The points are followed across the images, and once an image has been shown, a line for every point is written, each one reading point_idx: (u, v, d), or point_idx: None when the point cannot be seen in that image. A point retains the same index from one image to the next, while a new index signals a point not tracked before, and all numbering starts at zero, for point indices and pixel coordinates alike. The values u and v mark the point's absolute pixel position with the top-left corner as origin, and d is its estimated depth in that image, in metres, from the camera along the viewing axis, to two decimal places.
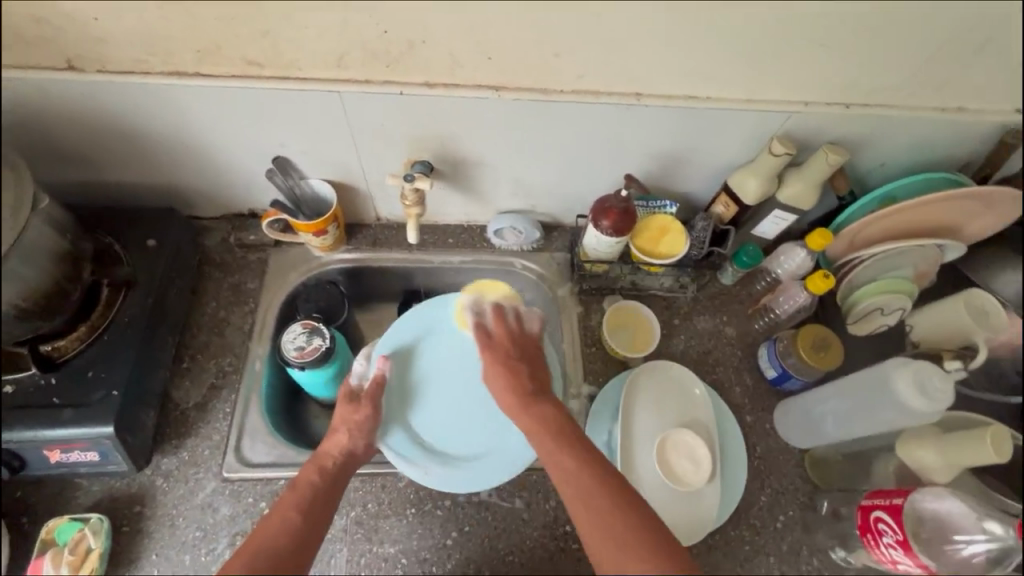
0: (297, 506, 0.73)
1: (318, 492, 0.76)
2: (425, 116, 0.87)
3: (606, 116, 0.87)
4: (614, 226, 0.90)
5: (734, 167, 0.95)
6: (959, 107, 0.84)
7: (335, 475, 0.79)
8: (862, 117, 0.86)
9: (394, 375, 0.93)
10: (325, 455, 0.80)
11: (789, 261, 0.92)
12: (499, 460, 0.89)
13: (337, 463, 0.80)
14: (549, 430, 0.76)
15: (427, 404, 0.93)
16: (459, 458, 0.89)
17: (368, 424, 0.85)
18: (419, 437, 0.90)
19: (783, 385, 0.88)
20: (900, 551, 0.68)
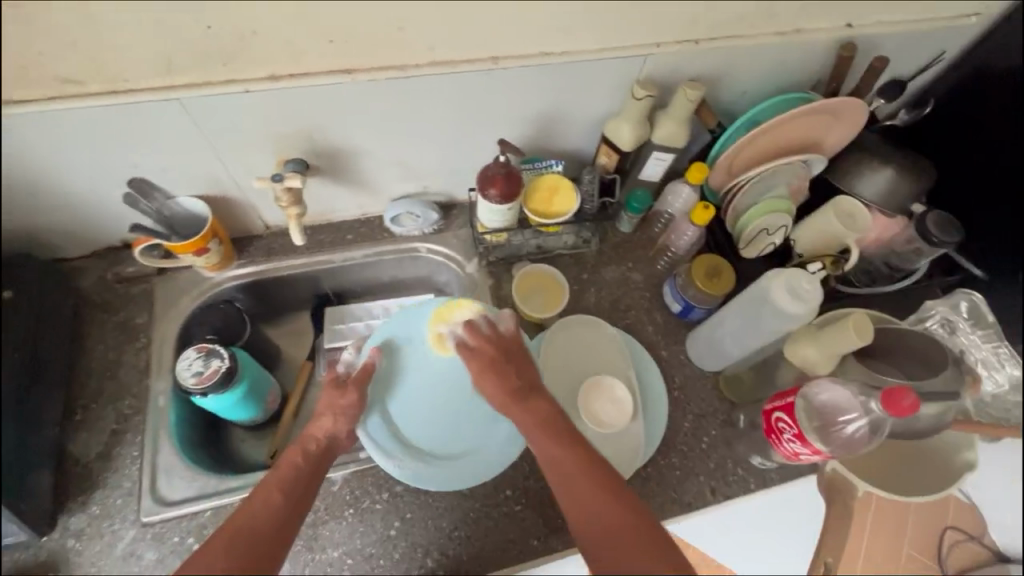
0: (281, 488, 0.67)
1: (301, 478, 0.70)
2: (278, 109, 0.77)
3: (472, 84, 0.82)
4: (502, 193, 0.89)
5: (609, 117, 0.96)
6: (796, 30, 0.90)
7: (319, 460, 0.73)
8: (716, 62, 0.90)
9: (388, 360, 0.83)
10: (307, 440, 0.73)
11: (677, 199, 1.03)
12: (479, 459, 0.81)
13: (322, 445, 0.74)
14: (540, 440, 0.71)
15: (422, 396, 0.83)
16: (440, 455, 0.81)
17: (356, 412, 0.76)
18: (399, 428, 0.81)
19: (688, 315, 1.01)
20: (799, 444, 0.75)
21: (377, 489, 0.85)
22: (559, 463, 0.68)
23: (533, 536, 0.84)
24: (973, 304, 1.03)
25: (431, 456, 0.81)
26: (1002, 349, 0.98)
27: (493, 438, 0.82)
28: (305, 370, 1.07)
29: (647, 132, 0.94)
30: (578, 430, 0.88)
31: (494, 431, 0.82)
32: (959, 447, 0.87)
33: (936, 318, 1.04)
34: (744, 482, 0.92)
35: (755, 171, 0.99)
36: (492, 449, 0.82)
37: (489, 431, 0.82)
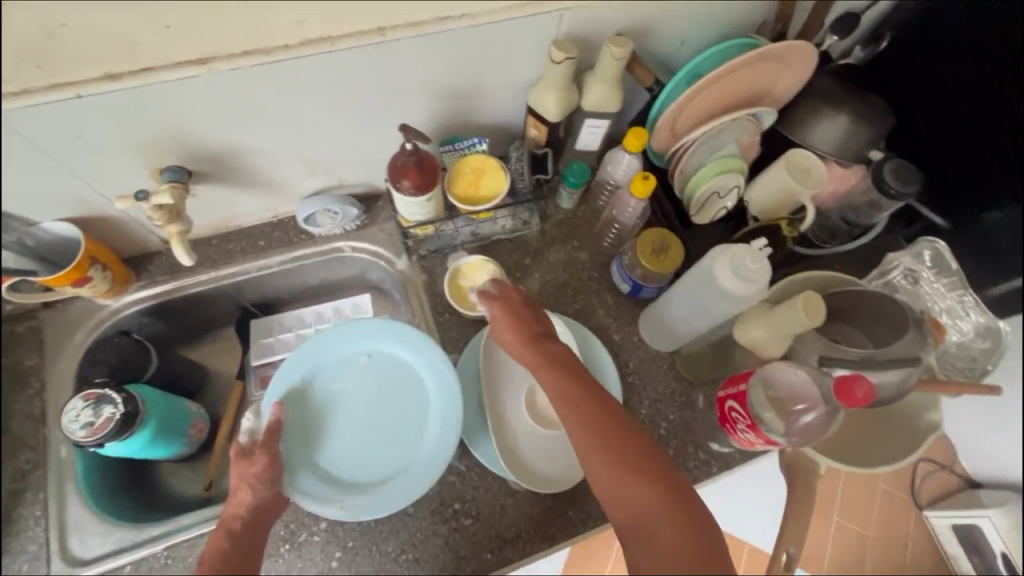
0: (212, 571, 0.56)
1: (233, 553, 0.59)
2: (128, 113, 0.65)
3: (361, 61, 0.70)
4: (416, 184, 0.78)
5: (532, 84, 0.85)
6: None
7: (251, 531, 0.63)
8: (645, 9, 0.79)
9: (291, 414, 0.79)
10: (230, 518, 0.64)
11: (618, 167, 0.93)
12: (415, 472, 0.77)
13: (250, 516, 0.64)
14: (549, 374, 0.63)
15: (337, 436, 0.80)
16: (374, 483, 0.77)
17: (274, 470, 0.68)
18: (329, 473, 0.77)
19: (639, 295, 0.93)
20: (751, 434, 0.70)
21: (312, 519, 0.79)
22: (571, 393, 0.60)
23: (486, 549, 0.79)
24: (937, 252, 0.97)
25: (367, 485, 0.77)
26: (965, 296, 0.96)
27: (422, 445, 0.79)
28: (234, 391, 0.98)
29: (575, 98, 0.84)
30: (523, 433, 0.81)
31: (422, 439, 0.80)
32: (922, 409, 0.83)
33: (899, 270, 0.98)
34: (706, 466, 0.87)
35: (699, 131, 0.90)
36: (426, 459, 0.77)
37: (416, 441, 0.80)
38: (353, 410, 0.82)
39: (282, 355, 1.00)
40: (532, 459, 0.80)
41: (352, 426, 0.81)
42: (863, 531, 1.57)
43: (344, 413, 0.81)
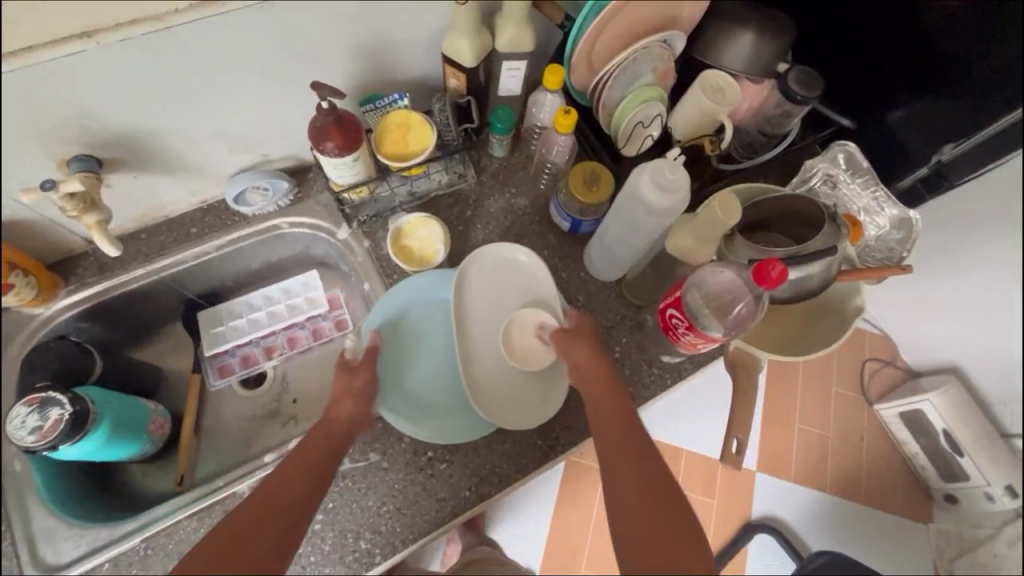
0: (284, 472, 0.62)
1: (309, 456, 0.64)
2: (17, 100, 0.62)
3: (259, 20, 0.68)
4: (340, 143, 0.78)
5: (444, 33, 0.85)
6: None
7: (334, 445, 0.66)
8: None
9: (389, 339, 0.88)
10: (330, 423, 0.68)
11: (543, 108, 0.95)
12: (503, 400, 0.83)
13: (335, 419, 0.69)
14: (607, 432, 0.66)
15: (428, 367, 0.88)
16: (456, 411, 0.85)
17: (372, 392, 0.72)
18: (416, 398, 0.85)
19: (579, 230, 0.96)
20: (692, 334, 0.75)
21: None
22: (618, 422, 0.67)
23: (464, 488, 0.82)
24: (849, 155, 1.03)
25: (452, 412, 0.85)
26: (878, 192, 1.03)
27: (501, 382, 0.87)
28: (191, 384, 0.97)
29: (487, 40, 0.84)
30: (485, 370, 0.84)
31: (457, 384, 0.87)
32: (849, 295, 0.90)
33: (818, 175, 1.04)
34: (661, 379, 0.92)
35: (615, 62, 0.92)
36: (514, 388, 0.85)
37: None
38: (441, 343, 0.90)
39: (235, 342, 0.98)
40: (495, 393, 0.83)
41: (439, 360, 0.89)
42: (824, 433, 1.68)
43: (434, 345, 0.89)
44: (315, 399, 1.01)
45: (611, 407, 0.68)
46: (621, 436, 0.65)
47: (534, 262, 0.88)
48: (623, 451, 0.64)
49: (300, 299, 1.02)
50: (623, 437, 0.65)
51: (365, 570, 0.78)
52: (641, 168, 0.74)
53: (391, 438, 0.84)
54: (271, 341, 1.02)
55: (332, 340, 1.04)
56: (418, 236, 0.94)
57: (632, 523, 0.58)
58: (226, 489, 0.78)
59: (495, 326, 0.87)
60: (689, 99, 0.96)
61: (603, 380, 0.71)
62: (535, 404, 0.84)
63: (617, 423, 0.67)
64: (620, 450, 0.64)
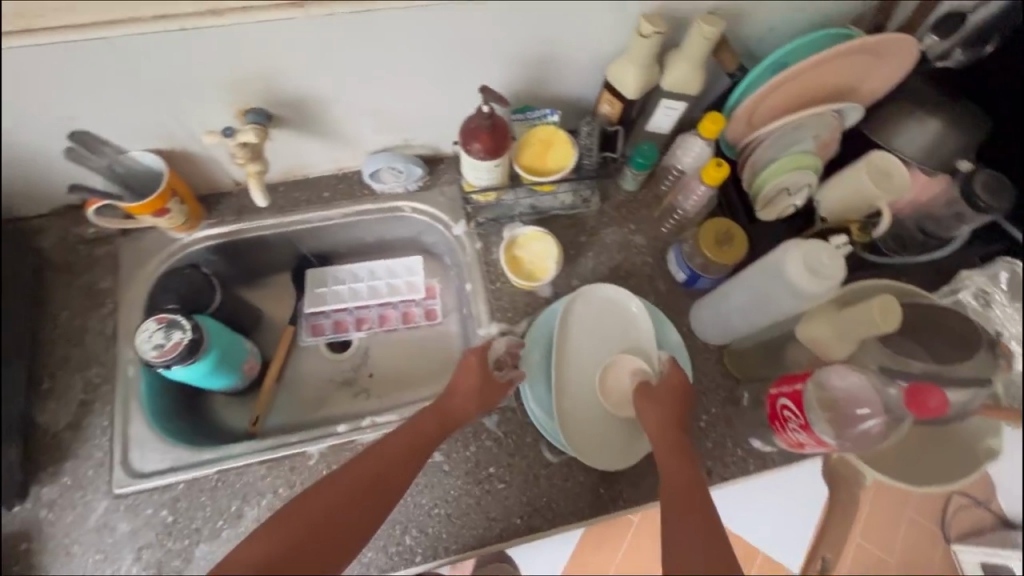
0: (399, 450, 0.69)
1: (422, 441, 0.71)
2: (222, 50, 0.66)
3: (448, 18, 0.70)
4: (487, 148, 0.79)
5: (612, 59, 0.84)
6: None
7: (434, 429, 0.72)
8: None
9: (541, 361, 0.86)
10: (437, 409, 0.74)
11: (687, 153, 0.90)
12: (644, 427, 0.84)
13: (449, 412, 0.74)
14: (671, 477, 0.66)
15: None
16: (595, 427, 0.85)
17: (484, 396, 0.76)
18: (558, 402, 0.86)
19: (694, 285, 0.92)
20: (804, 433, 0.69)
21: None
22: (675, 484, 0.65)
23: (516, 515, 0.81)
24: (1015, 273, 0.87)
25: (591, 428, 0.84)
26: None
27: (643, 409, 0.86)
28: (285, 335, 1.01)
29: (654, 76, 0.82)
30: (578, 406, 0.83)
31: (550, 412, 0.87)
32: (982, 433, 0.80)
33: (971, 289, 0.90)
34: (743, 463, 0.86)
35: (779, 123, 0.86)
36: None
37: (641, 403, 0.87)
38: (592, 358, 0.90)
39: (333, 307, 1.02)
40: (585, 430, 0.83)
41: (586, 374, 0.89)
42: (887, 557, 1.50)
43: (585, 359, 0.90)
44: (389, 380, 1.03)
45: (669, 469, 0.67)
46: (677, 497, 0.63)
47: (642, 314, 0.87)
48: (677, 512, 0.61)
49: (402, 280, 1.06)
50: (676, 500, 0.63)
51: (404, 564, 0.78)
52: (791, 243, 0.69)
53: (458, 443, 0.84)
54: (364, 313, 1.05)
55: (419, 327, 1.06)
56: (530, 249, 0.93)
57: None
58: (298, 446, 0.81)
59: (589, 365, 0.86)
60: (846, 177, 0.90)
61: (665, 439, 0.71)
62: (623, 447, 0.83)
63: (674, 484, 0.65)
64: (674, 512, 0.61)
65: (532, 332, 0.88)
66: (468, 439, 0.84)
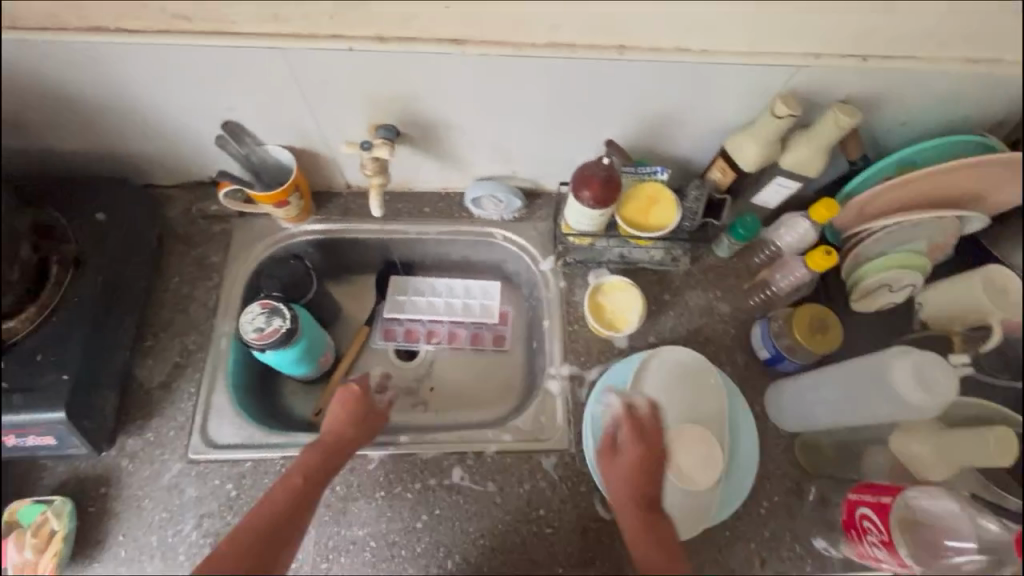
0: (303, 473, 0.71)
1: (325, 459, 0.73)
2: (376, 72, 0.71)
3: (587, 73, 0.73)
4: (596, 197, 0.81)
5: (734, 130, 0.84)
6: None
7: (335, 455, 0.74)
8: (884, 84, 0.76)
9: None
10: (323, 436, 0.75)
11: (789, 233, 0.90)
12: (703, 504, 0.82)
13: (333, 444, 0.74)
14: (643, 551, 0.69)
15: None
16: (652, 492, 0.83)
17: (364, 426, 0.76)
18: None
19: (776, 365, 0.90)
20: (884, 551, 0.67)
21: (410, 478, 0.83)
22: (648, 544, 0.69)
23: (559, 564, 0.80)
24: None
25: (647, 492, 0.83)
26: None
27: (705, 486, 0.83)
28: (360, 334, 1.05)
29: (775, 154, 0.81)
30: None
31: None
32: None
33: None
34: (800, 562, 0.82)
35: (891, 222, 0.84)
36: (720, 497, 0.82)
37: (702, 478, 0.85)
38: None
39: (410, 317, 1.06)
40: None
41: None
42: None
43: None
44: (448, 397, 1.04)
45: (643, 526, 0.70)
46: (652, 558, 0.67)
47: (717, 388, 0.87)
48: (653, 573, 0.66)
49: (477, 301, 1.07)
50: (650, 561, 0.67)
51: None
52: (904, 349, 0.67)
53: (512, 477, 0.84)
54: (435, 327, 1.08)
55: (485, 350, 1.06)
56: (614, 298, 0.94)
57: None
58: (359, 449, 0.84)
59: None
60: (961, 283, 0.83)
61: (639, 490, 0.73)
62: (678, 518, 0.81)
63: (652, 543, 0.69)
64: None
65: (598, 383, 0.88)
66: (522, 476, 0.84)
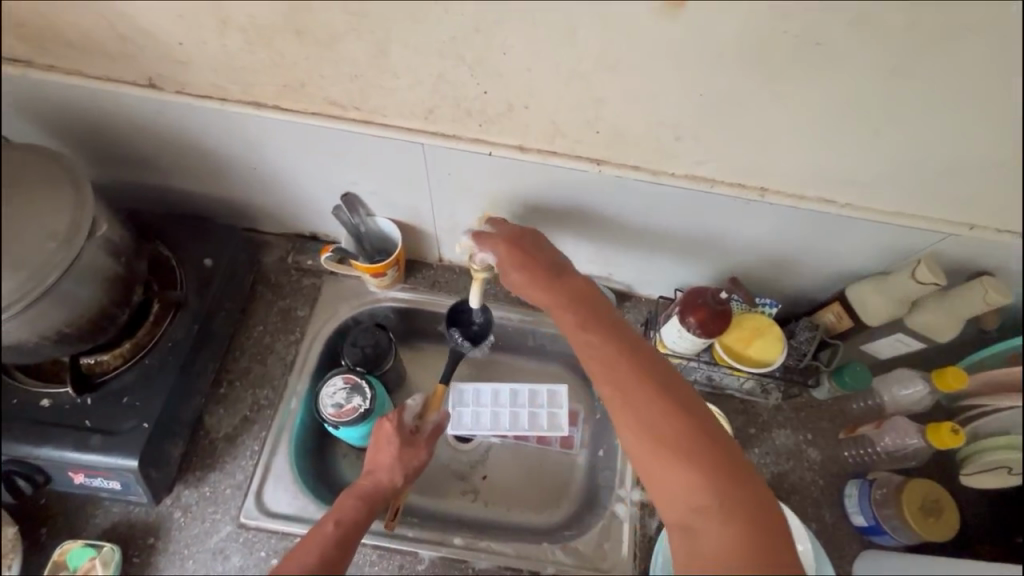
0: (333, 520, 0.66)
1: (357, 508, 0.69)
2: (507, 173, 0.70)
3: (720, 206, 0.70)
4: (702, 326, 0.77)
5: (859, 278, 0.80)
6: None
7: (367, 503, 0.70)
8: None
9: None
10: (358, 490, 0.72)
11: (906, 391, 0.83)
12: None
13: (366, 492, 0.72)
14: (592, 351, 0.65)
15: None
16: None
17: (391, 441, 0.77)
18: None
19: (871, 536, 0.82)
20: None
21: None
22: (632, 422, 0.59)
23: None
24: None
25: None
26: None
27: None
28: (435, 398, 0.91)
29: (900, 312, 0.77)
30: None
31: None
32: None
33: None
34: None
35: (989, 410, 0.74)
36: None
37: None
38: None
39: (472, 411, 0.96)
40: None
41: None
42: None
43: None
44: (502, 492, 0.96)
45: (660, 408, 0.58)
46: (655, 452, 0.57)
47: (808, 557, 0.77)
48: (666, 472, 0.56)
49: (544, 411, 0.96)
50: (665, 453, 0.56)
51: None
52: None
53: None
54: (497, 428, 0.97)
55: (550, 448, 0.99)
56: None
57: (683, 530, 0.55)
58: (411, 545, 0.80)
59: None
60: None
61: (621, 363, 0.62)
62: None
63: (646, 435, 0.58)
64: (647, 465, 0.57)
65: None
66: None
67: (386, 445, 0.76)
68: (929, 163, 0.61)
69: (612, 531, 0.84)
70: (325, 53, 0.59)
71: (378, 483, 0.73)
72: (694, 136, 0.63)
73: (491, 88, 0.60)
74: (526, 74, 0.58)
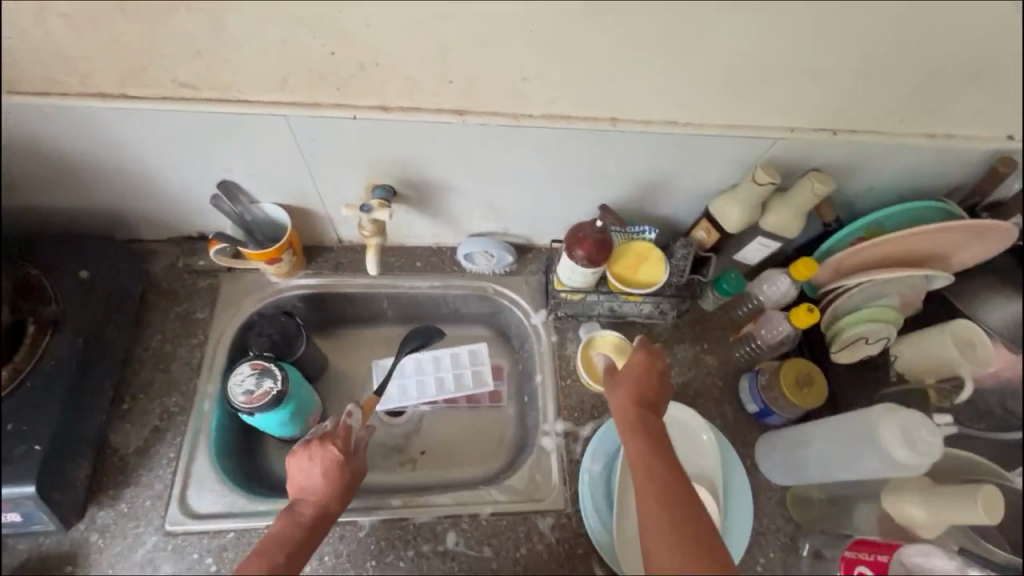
0: (285, 551, 0.64)
1: (307, 534, 0.67)
2: (378, 137, 0.73)
3: (580, 141, 0.76)
4: (590, 256, 0.83)
5: (719, 193, 0.89)
6: (948, 133, 0.77)
7: (316, 524, 0.69)
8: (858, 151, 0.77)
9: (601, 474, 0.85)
10: (311, 511, 0.69)
11: (774, 288, 0.93)
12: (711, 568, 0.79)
13: (316, 512, 0.69)
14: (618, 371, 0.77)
15: None
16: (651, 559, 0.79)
17: (331, 455, 0.72)
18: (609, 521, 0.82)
19: (764, 419, 0.92)
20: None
21: (403, 545, 0.80)
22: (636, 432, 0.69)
23: None
24: None
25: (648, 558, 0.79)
26: None
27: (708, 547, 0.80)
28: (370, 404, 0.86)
29: (756, 215, 0.85)
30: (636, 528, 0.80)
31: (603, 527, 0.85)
32: None
33: None
34: None
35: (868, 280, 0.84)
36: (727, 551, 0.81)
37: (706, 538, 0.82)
38: None
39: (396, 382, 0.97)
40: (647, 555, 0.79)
41: None
42: None
43: None
44: (440, 454, 0.99)
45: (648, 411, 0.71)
46: (647, 459, 0.66)
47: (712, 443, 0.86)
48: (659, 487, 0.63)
49: (467, 370, 1.00)
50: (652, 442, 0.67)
51: None
52: (897, 412, 0.73)
53: (508, 541, 0.82)
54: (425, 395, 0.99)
55: (480, 406, 1.02)
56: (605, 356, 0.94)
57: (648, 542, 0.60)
58: (350, 516, 0.81)
59: None
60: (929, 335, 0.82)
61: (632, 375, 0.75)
62: None
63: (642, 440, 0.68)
64: (645, 481, 0.64)
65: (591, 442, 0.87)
66: (519, 540, 0.82)
67: (328, 460, 0.72)
68: (741, 73, 0.70)
69: (543, 465, 0.89)
70: (158, 30, 0.59)
71: (324, 501, 0.71)
72: (538, 76, 0.68)
73: (337, 49, 0.62)
74: (368, 30, 0.61)
